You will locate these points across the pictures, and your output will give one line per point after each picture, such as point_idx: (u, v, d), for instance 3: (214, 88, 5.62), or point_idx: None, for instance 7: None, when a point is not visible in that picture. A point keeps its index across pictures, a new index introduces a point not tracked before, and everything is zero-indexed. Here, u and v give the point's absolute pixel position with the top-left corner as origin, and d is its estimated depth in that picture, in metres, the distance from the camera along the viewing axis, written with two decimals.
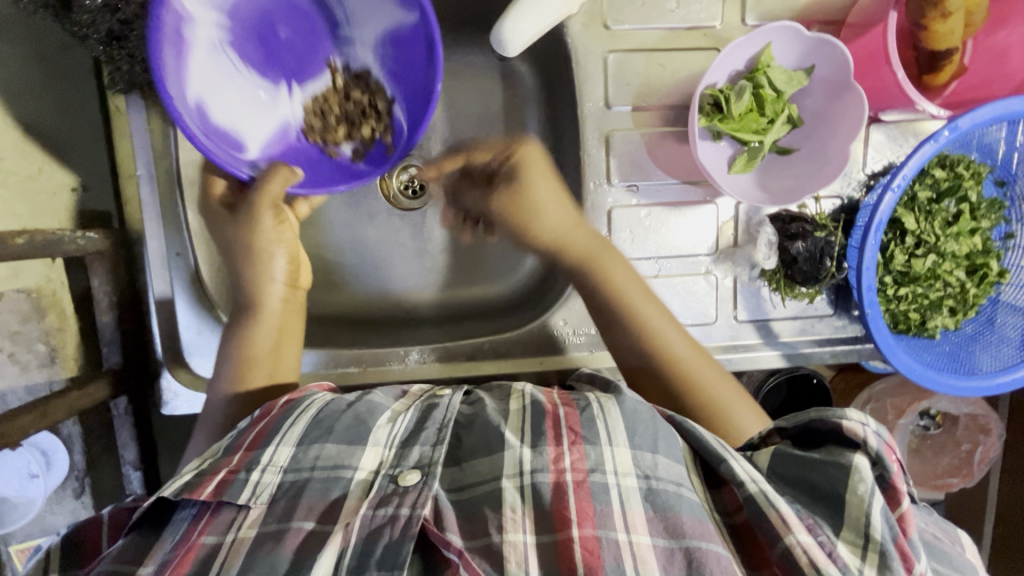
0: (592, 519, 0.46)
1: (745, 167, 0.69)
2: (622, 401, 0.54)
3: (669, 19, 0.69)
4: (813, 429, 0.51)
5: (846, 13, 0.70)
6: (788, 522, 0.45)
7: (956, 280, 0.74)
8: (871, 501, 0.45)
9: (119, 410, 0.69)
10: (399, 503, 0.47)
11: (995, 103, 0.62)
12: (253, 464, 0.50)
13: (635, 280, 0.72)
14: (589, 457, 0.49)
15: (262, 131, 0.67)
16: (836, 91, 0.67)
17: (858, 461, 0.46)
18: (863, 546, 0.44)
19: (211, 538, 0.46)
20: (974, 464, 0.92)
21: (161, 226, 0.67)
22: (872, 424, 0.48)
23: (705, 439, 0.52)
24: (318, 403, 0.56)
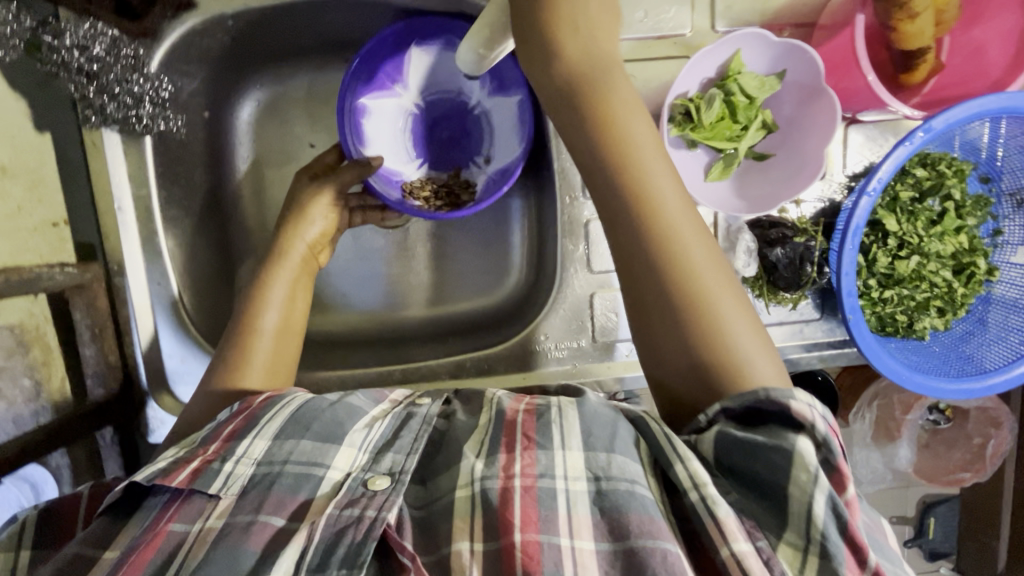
0: (536, 525, 0.44)
1: (721, 174, 0.69)
2: (584, 403, 0.50)
3: (638, 29, 0.69)
4: (756, 410, 0.44)
5: (818, 15, 0.69)
6: (724, 532, 0.41)
7: (943, 280, 0.73)
8: (814, 494, 0.40)
9: (106, 440, 0.69)
10: (366, 505, 0.46)
11: (971, 101, 0.61)
12: (227, 454, 0.49)
13: (670, 180, 0.51)
14: (540, 463, 0.47)
15: (383, 153, 0.76)
16: (809, 96, 0.66)
17: (801, 445, 0.41)
18: (804, 549, 0.40)
19: (179, 526, 0.46)
20: (987, 458, 0.91)
21: (142, 256, 0.69)
22: (819, 406, 0.43)
23: (654, 435, 0.46)
24: (299, 399, 0.53)
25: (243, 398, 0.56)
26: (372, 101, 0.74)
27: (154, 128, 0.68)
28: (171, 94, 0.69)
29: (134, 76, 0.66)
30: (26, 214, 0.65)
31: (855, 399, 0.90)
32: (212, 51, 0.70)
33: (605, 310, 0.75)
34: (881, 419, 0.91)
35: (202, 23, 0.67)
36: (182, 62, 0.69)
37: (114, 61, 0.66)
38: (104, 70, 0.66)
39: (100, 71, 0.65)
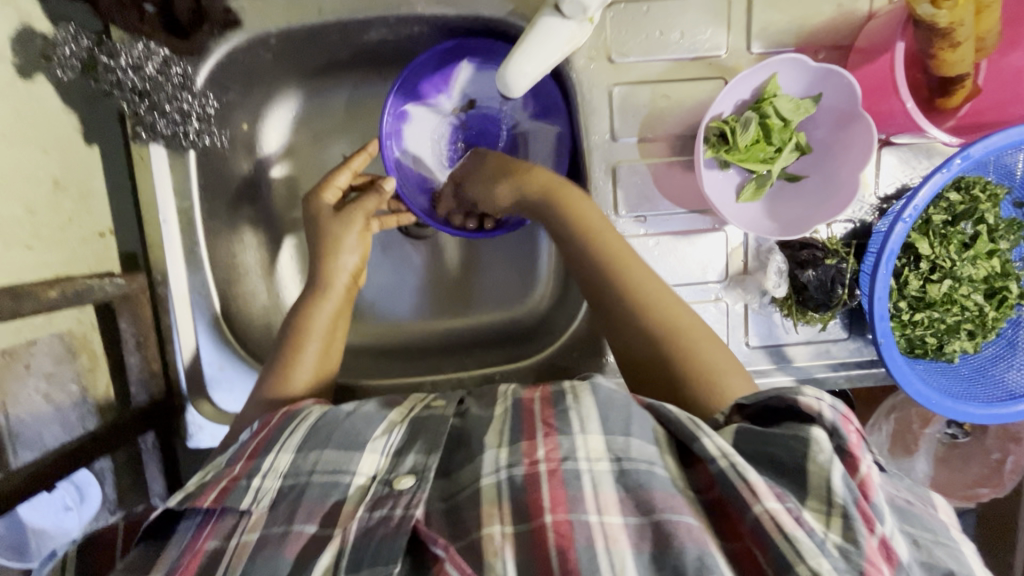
0: (565, 505, 0.46)
1: (754, 195, 0.69)
2: (597, 389, 0.52)
3: (674, 51, 0.69)
4: (769, 409, 0.51)
5: (853, 38, 0.69)
6: (755, 491, 0.44)
7: (974, 305, 0.72)
8: (831, 469, 0.44)
9: (148, 444, 0.72)
10: (394, 505, 0.49)
11: (1010, 128, 0.60)
12: (253, 471, 0.52)
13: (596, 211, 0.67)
14: (562, 446, 0.49)
15: (415, 162, 0.80)
16: (845, 120, 0.66)
17: (816, 433, 0.46)
18: (828, 512, 0.43)
19: (215, 543, 0.50)
20: (1004, 474, 0.90)
21: (186, 267, 0.71)
22: (826, 398, 0.48)
23: (678, 421, 0.50)
24: (317, 412, 0.57)
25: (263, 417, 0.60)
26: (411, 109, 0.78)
27: (200, 143, 0.69)
28: (215, 109, 0.70)
29: (185, 94, 0.66)
30: (74, 227, 0.67)
31: (870, 410, 0.92)
32: (255, 66, 0.72)
33: None
34: (899, 433, 0.92)
35: (247, 41, 0.68)
36: (226, 77, 0.70)
37: (165, 81, 0.66)
38: (156, 89, 0.65)
39: (152, 90, 0.65)
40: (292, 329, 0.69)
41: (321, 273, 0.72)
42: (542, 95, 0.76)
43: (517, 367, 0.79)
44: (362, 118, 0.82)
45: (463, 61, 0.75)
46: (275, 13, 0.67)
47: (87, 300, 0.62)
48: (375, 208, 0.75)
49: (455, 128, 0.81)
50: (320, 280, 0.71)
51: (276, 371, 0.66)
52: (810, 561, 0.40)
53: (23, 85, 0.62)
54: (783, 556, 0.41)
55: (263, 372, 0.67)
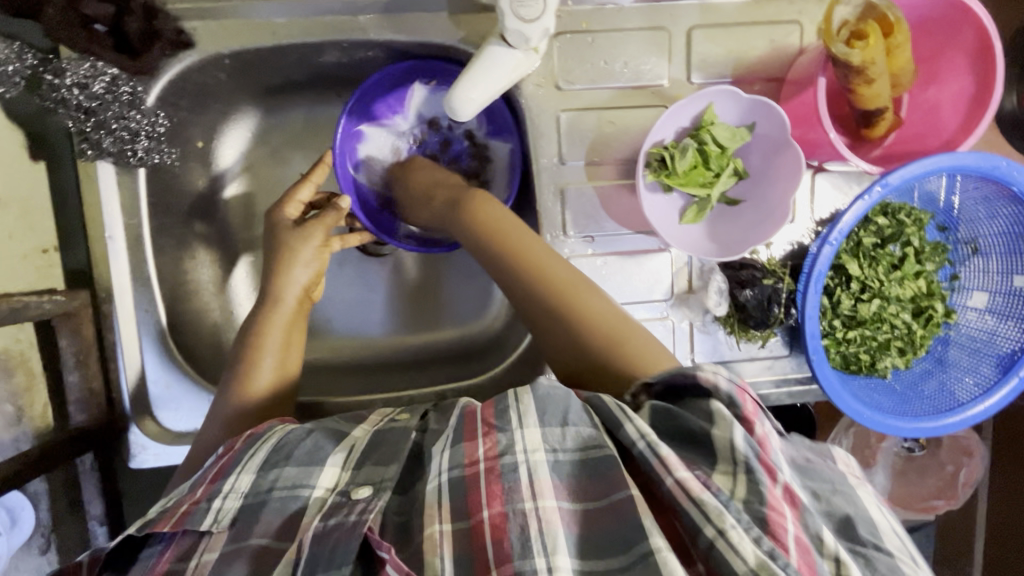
0: (501, 498, 0.48)
1: (695, 218, 0.72)
2: (538, 385, 0.52)
3: (618, 79, 0.73)
4: (676, 386, 0.53)
5: (787, 71, 0.74)
6: (667, 464, 0.45)
7: (903, 323, 0.76)
8: (732, 429, 0.46)
9: (85, 465, 0.71)
10: (348, 511, 0.50)
11: (925, 158, 0.64)
12: (214, 494, 0.51)
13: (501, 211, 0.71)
14: (500, 443, 0.50)
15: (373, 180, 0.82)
16: (776, 149, 0.70)
17: (716, 405, 0.48)
18: (733, 471, 0.45)
19: (174, 567, 0.49)
20: (958, 486, 0.96)
21: (131, 284, 0.70)
22: (723, 371, 0.51)
23: (607, 407, 0.51)
24: (279, 431, 0.56)
25: (228, 441, 0.59)
26: (367, 128, 0.80)
27: (148, 160, 0.69)
28: (165, 128, 0.70)
29: (133, 112, 0.67)
30: (16, 242, 0.67)
31: (832, 424, 0.96)
32: (208, 84, 0.72)
33: None
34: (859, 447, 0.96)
35: (200, 60, 0.68)
36: (178, 95, 0.71)
37: (112, 99, 0.67)
38: (102, 108, 0.67)
39: (98, 108, 0.66)
40: (246, 341, 0.69)
41: (271, 291, 0.72)
42: (495, 115, 0.78)
43: (474, 382, 0.79)
44: (321, 135, 0.83)
45: (417, 82, 0.77)
46: (228, 34, 0.67)
47: (25, 317, 0.61)
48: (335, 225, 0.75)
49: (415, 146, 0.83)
50: (271, 294, 0.72)
51: (235, 386, 0.66)
52: (715, 520, 0.42)
53: None
54: (692, 520, 0.43)
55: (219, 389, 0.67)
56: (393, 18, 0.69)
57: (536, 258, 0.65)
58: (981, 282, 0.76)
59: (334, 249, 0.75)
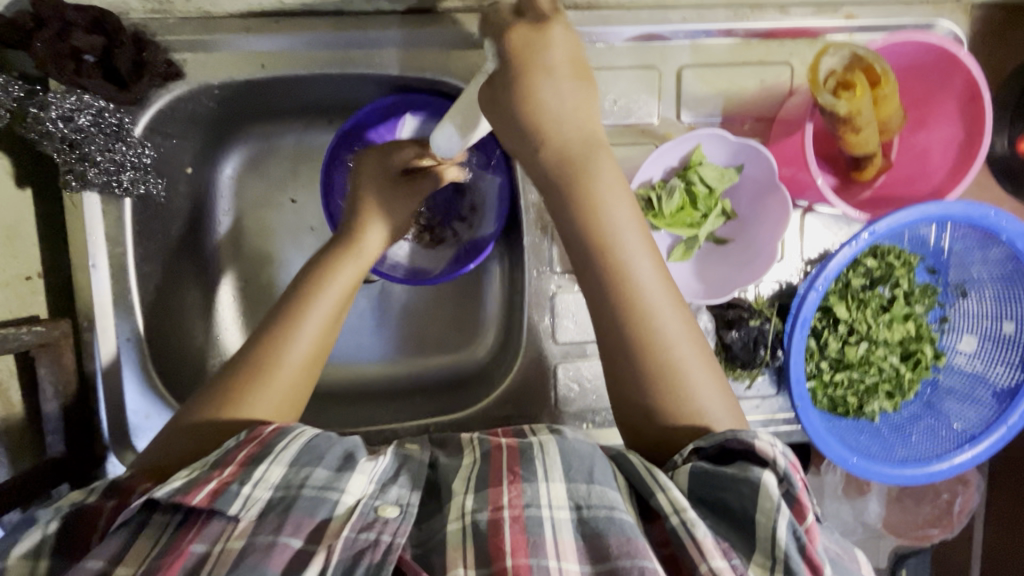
0: (525, 550, 0.48)
1: (683, 256, 0.72)
2: (563, 439, 0.54)
3: (607, 116, 0.73)
4: (728, 449, 0.51)
5: (777, 111, 0.74)
6: (703, 550, 0.47)
7: (890, 366, 0.76)
8: (778, 517, 0.47)
9: (61, 496, 0.69)
10: (381, 530, 0.49)
11: (912, 206, 0.64)
12: (245, 478, 0.50)
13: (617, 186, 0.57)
14: (525, 494, 0.50)
15: None
16: (763, 191, 0.70)
17: (767, 478, 0.48)
18: (771, 567, 0.47)
19: (200, 548, 0.47)
20: (954, 514, 0.94)
21: (113, 313, 0.70)
22: (779, 445, 0.51)
23: (634, 468, 0.52)
24: (310, 431, 0.54)
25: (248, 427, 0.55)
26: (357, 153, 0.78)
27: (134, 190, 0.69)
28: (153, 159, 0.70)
29: (118, 145, 0.66)
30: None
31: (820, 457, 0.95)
32: (197, 114, 0.72)
33: (569, 379, 0.76)
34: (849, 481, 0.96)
35: (188, 91, 0.69)
36: (167, 124, 0.71)
37: (97, 131, 0.65)
38: (86, 140, 0.65)
39: (83, 141, 0.65)
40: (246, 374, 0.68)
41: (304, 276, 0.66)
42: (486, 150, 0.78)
43: (461, 415, 0.78)
44: (310, 163, 0.82)
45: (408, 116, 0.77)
46: (217, 66, 0.68)
47: (2, 348, 0.60)
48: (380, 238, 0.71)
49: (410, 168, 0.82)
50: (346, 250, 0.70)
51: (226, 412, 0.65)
52: None
53: None
54: None
55: None
56: (382, 53, 0.69)
57: (610, 260, 0.56)
58: (970, 326, 0.76)
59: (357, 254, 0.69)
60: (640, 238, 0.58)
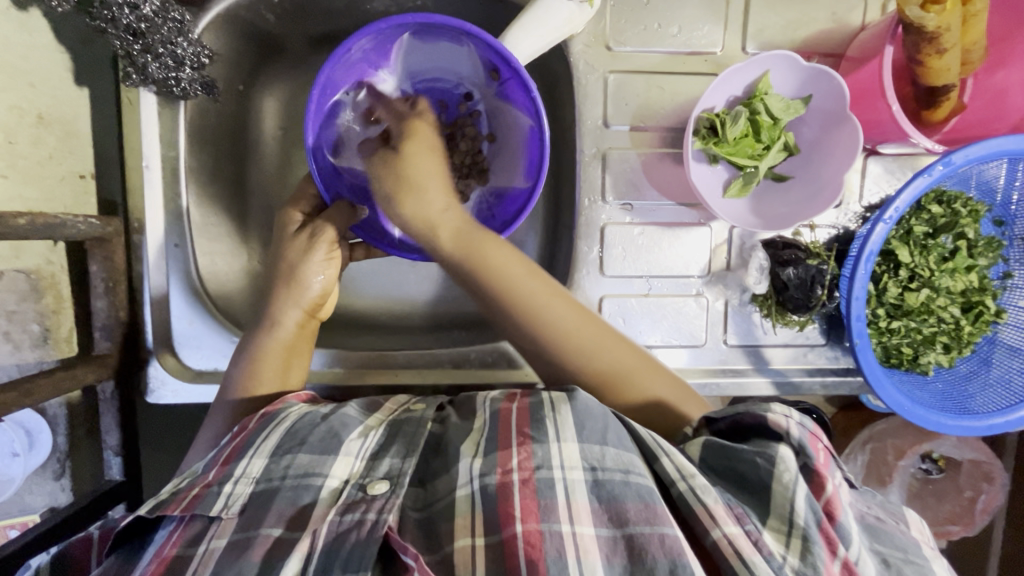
0: (536, 514, 0.47)
1: (740, 192, 0.70)
2: (574, 399, 0.54)
3: (670, 44, 0.71)
4: (742, 425, 0.54)
5: (846, 47, 0.71)
6: (714, 516, 0.47)
7: (951, 317, 0.73)
8: (795, 489, 0.47)
9: (106, 394, 0.70)
10: (366, 509, 0.49)
11: (990, 140, 0.62)
12: (226, 478, 0.51)
13: (523, 269, 0.65)
14: (536, 455, 0.50)
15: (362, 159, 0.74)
16: (833, 121, 0.68)
17: (782, 452, 0.48)
18: (788, 532, 0.46)
19: (181, 550, 0.47)
20: (975, 512, 0.96)
21: (162, 215, 0.69)
22: (795, 416, 0.51)
23: (640, 435, 0.52)
24: (294, 416, 0.56)
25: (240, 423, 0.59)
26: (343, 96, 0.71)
27: (192, 93, 0.68)
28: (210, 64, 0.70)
29: (180, 39, 0.64)
30: (56, 163, 0.67)
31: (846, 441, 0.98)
32: (254, 25, 0.71)
33: (613, 314, 0.74)
34: (875, 463, 0.97)
35: None
36: (226, 32, 0.70)
37: (161, 23, 0.63)
38: (152, 30, 0.62)
39: (147, 31, 0.62)
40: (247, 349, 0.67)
41: (270, 314, 0.68)
42: (504, 76, 0.69)
43: (499, 346, 0.77)
44: None
45: (407, 34, 0.69)
46: None
47: (56, 235, 0.60)
48: (345, 225, 0.70)
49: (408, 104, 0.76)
50: (270, 317, 0.68)
51: (246, 369, 0.66)
52: None
53: (16, 15, 0.62)
54: None
55: (246, 364, 0.66)
56: None
57: (546, 326, 0.64)
58: None
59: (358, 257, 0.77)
60: (559, 299, 0.65)
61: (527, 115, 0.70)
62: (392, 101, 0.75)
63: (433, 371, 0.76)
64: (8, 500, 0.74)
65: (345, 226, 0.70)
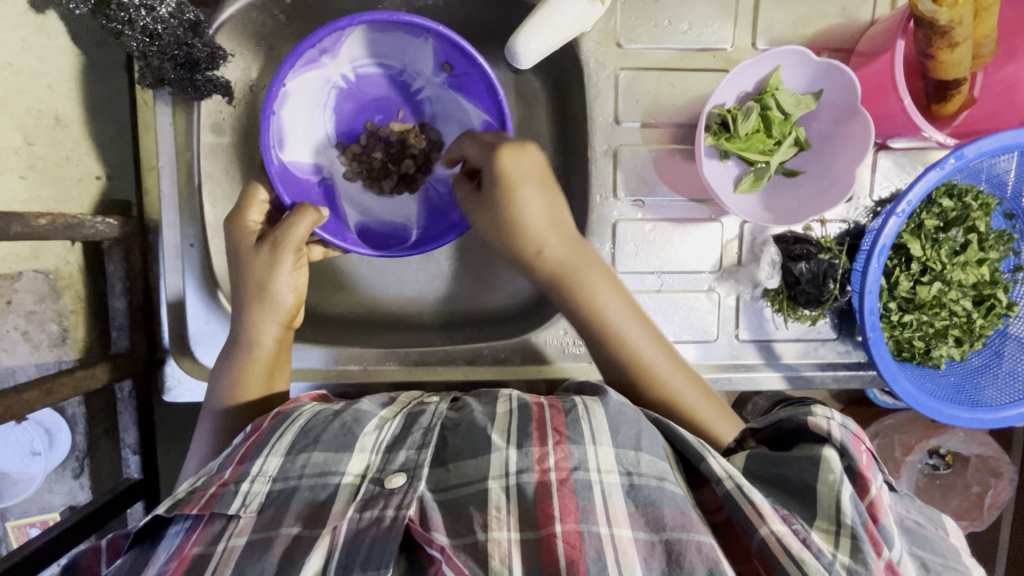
0: (575, 515, 0.48)
1: (751, 186, 0.70)
2: (607, 403, 0.55)
3: (681, 40, 0.71)
4: (783, 431, 0.54)
5: (856, 41, 0.72)
6: (761, 513, 0.46)
7: (962, 310, 0.73)
8: (841, 488, 0.46)
9: (124, 393, 0.71)
10: (385, 505, 0.49)
11: (1003, 133, 0.62)
12: (242, 476, 0.51)
13: (616, 299, 0.67)
14: (573, 456, 0.51)
15: (305, 153, 0.75)
16: (845, 115, 0.68)
17: (829, 452, 0.48)
18: (836, 533, 0.45)
19: (201, 548, 0.48)
20: (984, 508, 0.96)
21: (178, 216, 0.69)
22: (836, 418, 0.52)
23: (686, 441, 0.53)
24: (307, 414, 0.57)
25: (252, 423, 0.59)
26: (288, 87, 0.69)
27: (206, 94, 0.67)
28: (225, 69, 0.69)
29: (195, 40, 0.64)
30: (72, 165, 0.67)
31: None
32: (266, 24, 0.71)
33: None
34: (884, 459, 0.97)
35: None
36: (237, 33, 0.71)
37: (177, 25, 0.63)
38: (167, 32, 0.63)
39: (163, 32, 0.63)
40: (230, 355, 0.67)
41: (244, 334, 0.67)
42: (459, 70, 0.72)
43: (511, 343, 0.77)
44: None
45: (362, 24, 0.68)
46: None
47: (77, 235, 0.61)
48: (310, 228, 0.67)
49: (341, 93, 0.76)
50: (245, 337, 0.67)
51: (233, 368, 0.67)
52: None
53: (34, 18, 0.64)
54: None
55: (230, 369, 0.66)
56: None
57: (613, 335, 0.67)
58: None
59: (315, 256, 0.75)
60: (636, 324, 0.68)
61: (483, 109, 0.73)
62: (331, 87, 0.75)
63: (447, 368, 0.77)
64: (27, 498, 0.75)
65: (308, 231, 0.67)
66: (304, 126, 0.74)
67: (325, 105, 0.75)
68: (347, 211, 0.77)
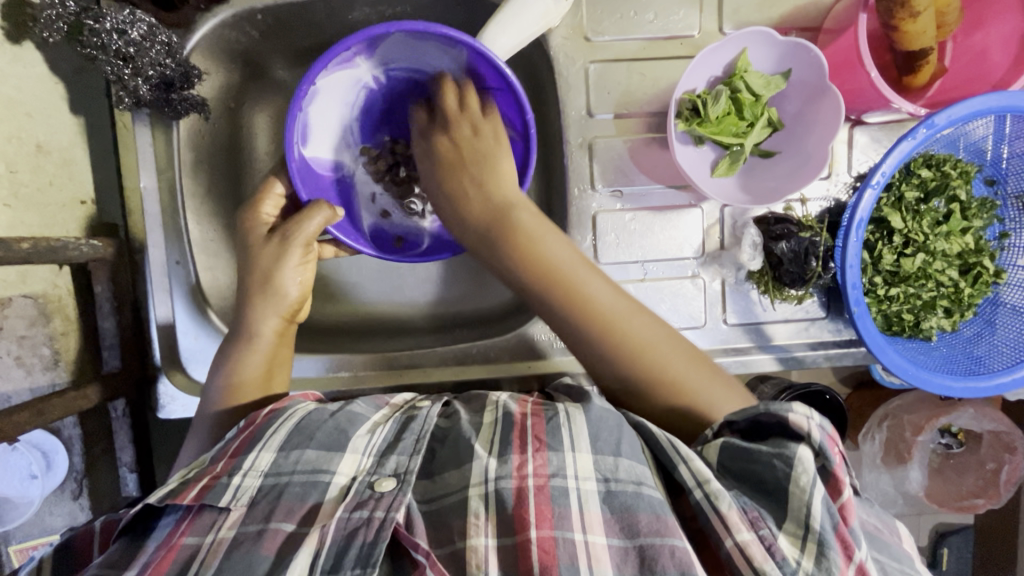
0: (551, 521, 0.48)
1: (728, 170, 0.70)
2: (588, 409, 0.54)
3: (648, 30, 0.72)
4: (759, 423, 0.52)
5: (823, 19, 0.72)
6: (727, 525, 0.47)
7: (949, 280, 0.73)
8: (811, 492, 0.47)
9: (118, 411, 0.73)
10: (375, 506, 0.49)
11: (971, 99, 0.62)
12: (234, 469, 0.51)
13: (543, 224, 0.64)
14: (551, 463, 0.51)
15: (327, 148, 0.73)
16: (814, 93, 0.68)
17: (802, 453, 0.48)
18: (802, 538, 0.46)
19: (192, 540, 0.49)
20: (1000, 484, 0.94)
21: (162, 234, 0.71)
22: (816, 417, 0.49)
23: (661, 445, 0.52)
24: (301, 412, 0.56)
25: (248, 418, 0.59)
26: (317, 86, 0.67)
27: (184, 112, 0.69)
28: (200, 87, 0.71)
29: (168, 61, 0.65)
30: (56, 190, 0.69)
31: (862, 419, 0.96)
32: (239, 42, 0.72)
33: None
34: (892, 441, 0.95)
35: (232, 16, 0.69)
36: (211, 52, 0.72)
37: (149, 46, 0.64)
38: (140, 54, 0.64)
39: (136, 54, 0.63)
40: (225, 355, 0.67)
41: (245, 328, 0.67)
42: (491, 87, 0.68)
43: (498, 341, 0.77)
44: None
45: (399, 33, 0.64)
46: None
47: (60, 257, 0.62)
48: (322, 225, 0.67)
49: (372, 92, 0.73)
50: (245, 331, 0.67)
51: (222, 375, 0.66)
52: None
53: (10, 48, 0.64)
54: None
55: (226, 367, 0.67)
56: None
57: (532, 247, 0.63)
58: None
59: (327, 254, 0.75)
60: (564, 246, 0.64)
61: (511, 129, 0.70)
62: (360, 86, 0.72)
63: (437, 370, 0.77)
64: (29, 522, 0.76)
65: (319, 228, 0.68)
66: (329, 122, 0.72)
67: (352, 105, 0.73)
68: (362, 210, 0.76)
